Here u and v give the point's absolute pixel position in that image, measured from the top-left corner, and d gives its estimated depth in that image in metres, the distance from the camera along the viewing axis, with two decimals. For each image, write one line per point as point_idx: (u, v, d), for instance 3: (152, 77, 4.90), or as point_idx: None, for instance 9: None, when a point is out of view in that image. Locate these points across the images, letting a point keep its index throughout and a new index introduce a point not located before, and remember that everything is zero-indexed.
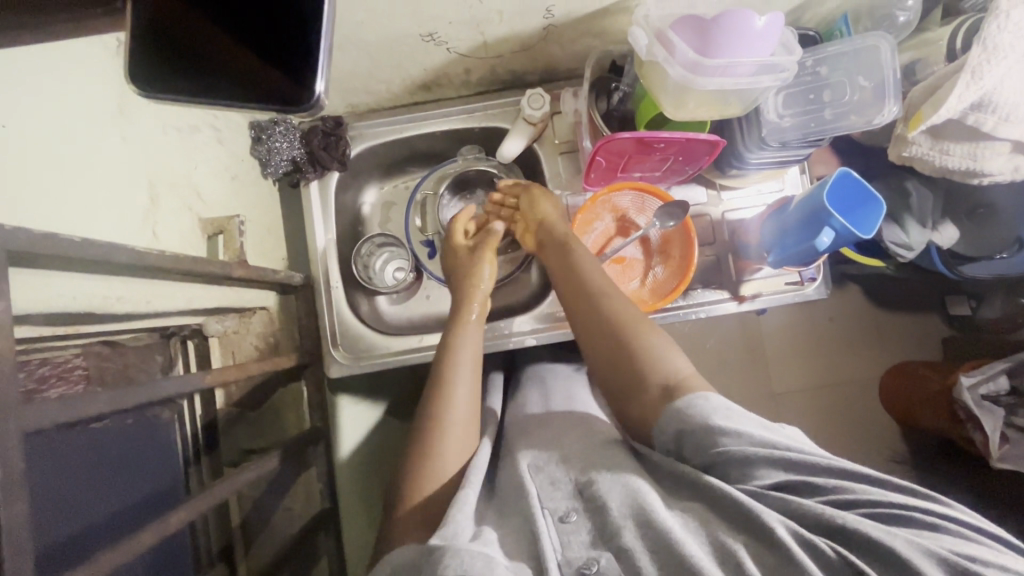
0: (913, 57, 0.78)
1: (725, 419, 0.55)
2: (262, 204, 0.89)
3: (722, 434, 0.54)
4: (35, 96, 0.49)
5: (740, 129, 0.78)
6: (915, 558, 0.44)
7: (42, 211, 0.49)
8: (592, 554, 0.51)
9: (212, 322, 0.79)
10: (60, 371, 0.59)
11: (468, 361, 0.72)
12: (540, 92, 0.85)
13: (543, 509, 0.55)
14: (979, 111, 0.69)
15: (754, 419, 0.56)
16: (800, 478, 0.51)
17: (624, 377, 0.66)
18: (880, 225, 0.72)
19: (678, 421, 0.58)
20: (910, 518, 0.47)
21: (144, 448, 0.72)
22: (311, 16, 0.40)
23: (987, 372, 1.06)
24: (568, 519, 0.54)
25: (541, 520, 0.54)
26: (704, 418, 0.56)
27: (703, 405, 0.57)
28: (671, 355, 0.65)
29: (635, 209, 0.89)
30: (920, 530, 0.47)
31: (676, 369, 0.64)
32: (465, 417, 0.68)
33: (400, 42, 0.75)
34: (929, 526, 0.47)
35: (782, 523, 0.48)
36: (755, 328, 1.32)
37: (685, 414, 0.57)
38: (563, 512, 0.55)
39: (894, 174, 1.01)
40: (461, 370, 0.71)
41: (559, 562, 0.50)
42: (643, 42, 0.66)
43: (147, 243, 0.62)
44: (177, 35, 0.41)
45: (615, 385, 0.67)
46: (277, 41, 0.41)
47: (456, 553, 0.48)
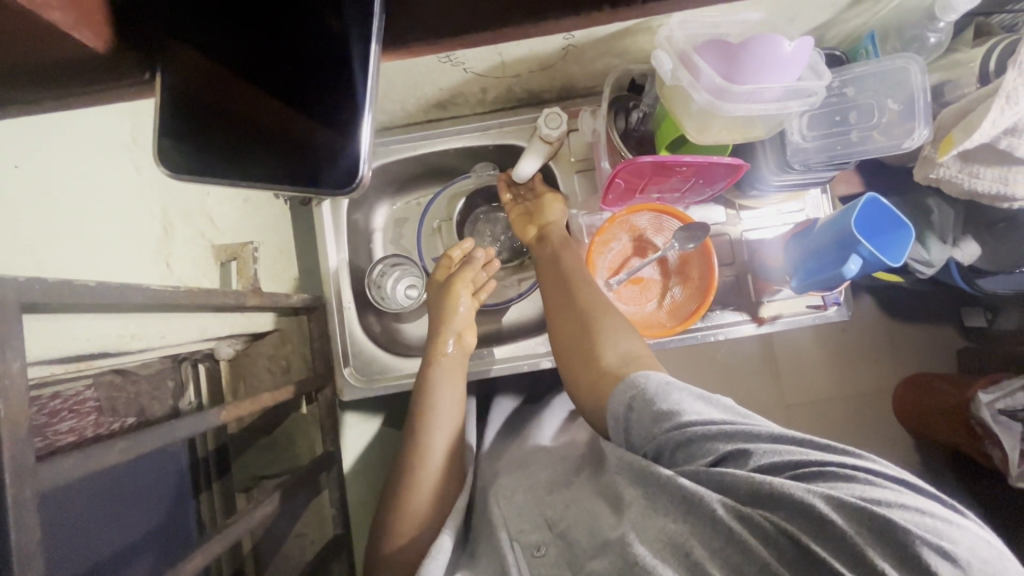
0: (941, 78, 0.75)
1: (665, 396, 0.55)
2: (273, 224, 0.87)
3: (663, 412, 0.54)
4: (48, 140, 0.48)
5: (764, 152, 0.77)
6: (828, 511, 0.42)
7: (55, 251, 0.47)
8: None
9: (223, 346, 0.79)
10: (72, 404, 0.57)
11: (448, 406, 0.74)
12: (556, 112, 0.83)
13: (515, 544, 0.56)
14: (1013, 135, 0.67)
15: (694, 393, 0.56)
16: (734, 446, 0.49)
17: (583, 371, 0.66)
18: (909, 252, 0.70)
19: (624, 406, 0.57)
20: (825, 473, 0.45)
21: (153, 478, 0.70)
22: (351, 84, 0.48)
23: (1006, 387, 1.03)
24: (540, 552, 0.55)
25: (512, 555, 0.55)
26: (648, 400, 0.56)
27: (643, 385, 0.57)
28: (626, 339, 0.66)
29: (652, 229, 0.87)
30: (836, 481, 0.45)
31: (630, 348, 0.65)
32: (440, 448, 0.71)
33: (416, 63, 0.73)
34: (844, 478, 0.45)
35: (717, 500, 0.47)
36: (769, 342, 1.30)
37: (630, 399, 0.57)
38: (535, 545, 0.55)
39: (915, 191, 0.98)
40: (441, 415, 0.73)
41: None
42: (667, 66, 0.64)
43: (160, 275, 0.60)
44: (206, 107, 0.49)
45: (577, 373, 0.67)
46: (307, 93, 0.50)
47: None
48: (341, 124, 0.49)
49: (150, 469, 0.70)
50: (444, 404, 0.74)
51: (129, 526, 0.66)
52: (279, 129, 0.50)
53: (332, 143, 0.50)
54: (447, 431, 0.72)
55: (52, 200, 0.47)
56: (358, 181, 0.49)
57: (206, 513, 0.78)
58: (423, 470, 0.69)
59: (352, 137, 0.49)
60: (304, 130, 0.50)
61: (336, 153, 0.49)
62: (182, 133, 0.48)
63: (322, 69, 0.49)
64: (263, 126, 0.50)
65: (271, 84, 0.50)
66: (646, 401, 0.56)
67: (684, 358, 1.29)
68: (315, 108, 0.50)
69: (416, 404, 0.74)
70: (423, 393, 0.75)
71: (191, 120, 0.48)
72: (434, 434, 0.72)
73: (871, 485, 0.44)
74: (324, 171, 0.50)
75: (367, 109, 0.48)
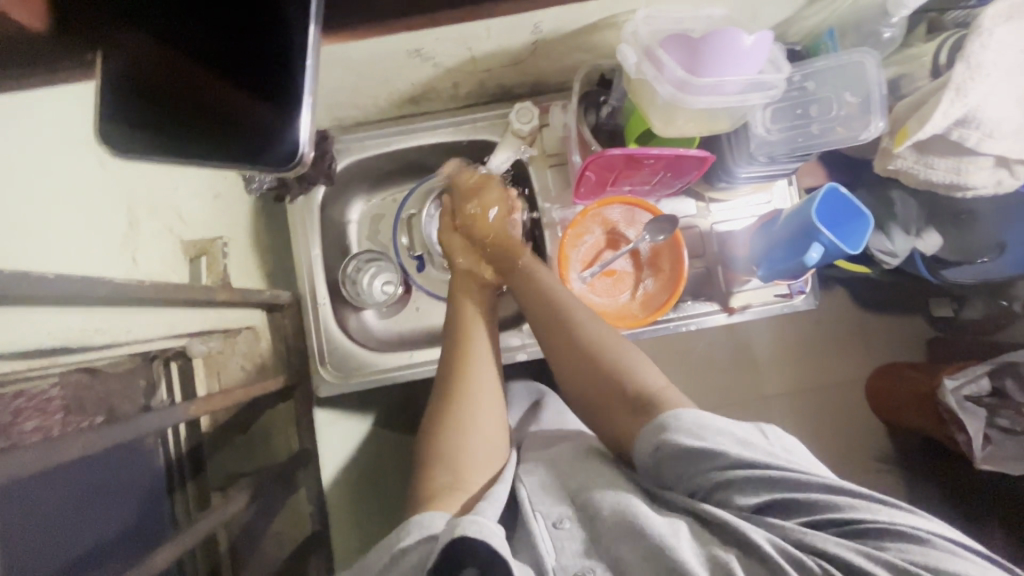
0: (896, 72, 0.78)
1: (697, 444, 0.55)
2: (245, 220, 0.87)
3: (699, 459, 0.54)
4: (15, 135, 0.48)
5: (729, 144, 0.79)
6: None
7: (21, 246, 0.47)
8: (586, 563, 0.53)
9: (195, 343, 0.76)
10: (38, 403, 0.56)
11: (483, 331, 0.76)
12: (528, 106, 0.85)
13: (536, 514, 0.59)
14: (963, 127, 0.69)
15: (735, 434, 0.56)
16: (783, 496, 0.51)
17: (595, 388, 0.68)
18: (866, 242, 0.73)
19: (654, 449, 0.58)
20: (884, 533, 0.48)
21: (124, 477, 0.70)
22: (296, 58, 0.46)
23: (971, 374, 1.06)
24: (562, 525, 0.57)
25: (537, 529, 0.57)
26: (686, 443, 0.55)
27: (676, 425, 0.57)
28: (644, 369, 0.67)
29: (624, 222, 0.88)
30: (897, 543, 0.47)
31: (651, 382, 0.66)
32: (486, 377, 0.71)
33: (385, 58, 0.73)
34: (904, 538, 0.47)
35: (768, 540, 0.49)
36: (742, 333, 1.32)
37: (661, 443, 0.57)
38: (556, 517, 0.58)
39: (879, 183, 1.01)
40: (478, 344, 0.74)
41: (554, 568, 0.53)
42: (633, 60, 0.66)
43: (126, 269, 0.60)
44: (146, 89, 0.47)
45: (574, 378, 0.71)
46: (247, 67, 0.47)
47: (473, 521, 0.51)
48: (285, 105, 0.47)
49: (121, 468, 0.70)
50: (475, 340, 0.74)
51: (98, 526, 0.65)
52: (218, 106, 0.47)
53: (271, 122, 0.47)
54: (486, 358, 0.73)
55: (18, 196, 0.47)
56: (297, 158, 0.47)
57: (182, 509, 0.76)
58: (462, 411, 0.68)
59: (295, 115, 0.47)
60: (244, 109, 0.47)
61: (278, 131, 0.47)
62: (127, 117, 0.47)
63: (270, 47, 0.46)
64: (204, 105, 0.47)
65: (213, 60, 0.47)
66: (671, 451, 0.56)
67: (660, 351, 1.31)
68: (256, 88, 0.47)
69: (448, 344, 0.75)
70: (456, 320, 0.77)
71: (135, 103, 0.47)
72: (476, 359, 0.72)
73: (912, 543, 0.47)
74: (266, 148, 0.47)
75: (307, 94, 0.47)
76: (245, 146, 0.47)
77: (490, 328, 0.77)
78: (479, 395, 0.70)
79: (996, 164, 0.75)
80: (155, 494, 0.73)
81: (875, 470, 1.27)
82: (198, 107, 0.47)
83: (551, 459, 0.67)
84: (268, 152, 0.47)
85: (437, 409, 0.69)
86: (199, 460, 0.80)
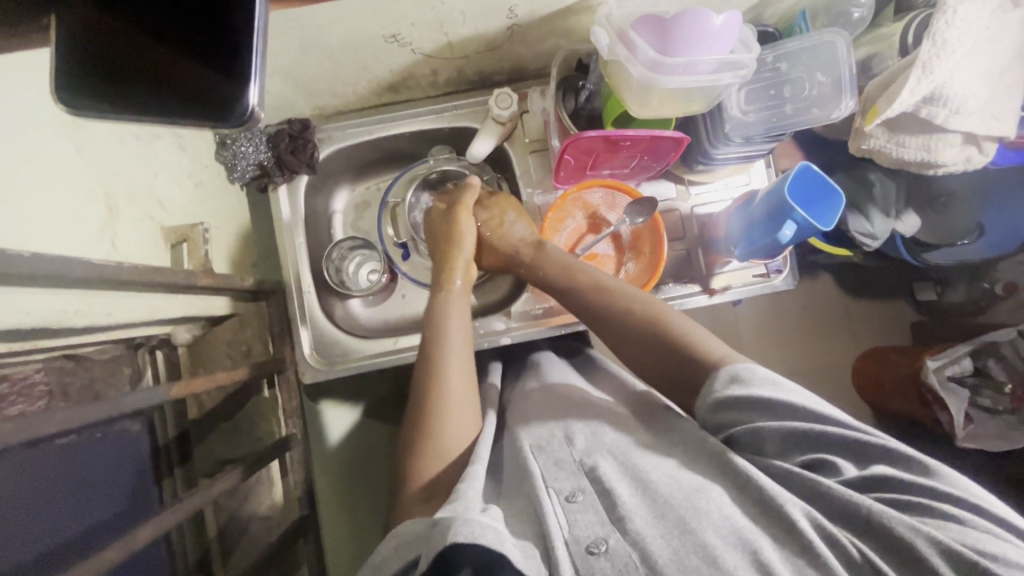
0: (868, 52, 0.81)
1: (766, 397, 0.55)
2: (226, 210, 0.88)
3: (760, 419, 0.55)
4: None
5: (705, 126, 0.80)
6: (930, 553, 0.44)
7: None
8: (601, 533, 0.50)
9: (180, 331, 0.78)
10: (21, 388, 0.58)
11: (460, 334, 0.72)
12: (507, 92, 0.86)
13: (549, 490, 0.55)
14: (931, 104, 0.71)
15: (806, 396, 0.56)
16: (829, 459, 0.52)
17: (662, 360, 0.68)
18: (838, 219, 0.74)
19: (712, 404, 0.59)
20: (931, 510, 0.47)
21: (111, 463, 0.71)
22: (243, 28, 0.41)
23: (953, 354, 1.08)
24: (575, 499, 0.53)
25: (547, 502, 0.53)
26: (747, 394, 0.56)
27: (749, 376, 0.58)
28: (709, 343, 0.65)
29: (605, 206, 0.89)
30: (945, 522, 0.46)
31: (718, 354, 0.64)
32: (460, 387, 0.68)
33: (362, 44, 0.74)
34: (954, 519, 0.46)
35: (804, 513, 0.48)
36: (729, 319, 1.32)
37: (730, 402, 0.57)
38: (569, 492, 0.54)
39: (857, 166, 1.02)
40: (454, 346, 0.71)
41: (566, 540, 0.49)
42: (605, 42, 0.67)
43: (103, 253, 0.60)
44: (101, 50, 0.41)
45: (631, 346, 0.71)
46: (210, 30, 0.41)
47: (465, 521, 0.48)
48: (237, 70, 0.41)
49: (107, 455, 0.71)
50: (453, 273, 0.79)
51: (86, 510, 0.66)
52: (179, 72, 0.42)
53: (223, 87, 0.42)
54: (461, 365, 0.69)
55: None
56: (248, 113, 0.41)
57: (169, 493, 0.77)
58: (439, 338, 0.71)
59: (243, 79, 0.41)
60: (199, 76, 0.42)
61: (227, 97, 0.41)
62: (79, 83, 0.41)
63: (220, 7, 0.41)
64: (164, 70, 0.42)
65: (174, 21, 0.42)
66: (728, 402, 0.57)
67: None
68: (206, 53, 0.42)
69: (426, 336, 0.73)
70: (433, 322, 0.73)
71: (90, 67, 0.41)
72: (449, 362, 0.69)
73: (965, 524, 0.45)
74: (220, 112, 0.42)
75: (254, 55, 0.40)
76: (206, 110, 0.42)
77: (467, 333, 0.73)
78: (454, 402, 0.67)
79: (964, 141, 0.77)
80: (142, 480, 0.74)
81: None
82: (156, 71, 0.42)
83: (565, 432, 0.64)
84: (224, 116, 0.42)
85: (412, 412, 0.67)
86: (185, 446, 0.81)
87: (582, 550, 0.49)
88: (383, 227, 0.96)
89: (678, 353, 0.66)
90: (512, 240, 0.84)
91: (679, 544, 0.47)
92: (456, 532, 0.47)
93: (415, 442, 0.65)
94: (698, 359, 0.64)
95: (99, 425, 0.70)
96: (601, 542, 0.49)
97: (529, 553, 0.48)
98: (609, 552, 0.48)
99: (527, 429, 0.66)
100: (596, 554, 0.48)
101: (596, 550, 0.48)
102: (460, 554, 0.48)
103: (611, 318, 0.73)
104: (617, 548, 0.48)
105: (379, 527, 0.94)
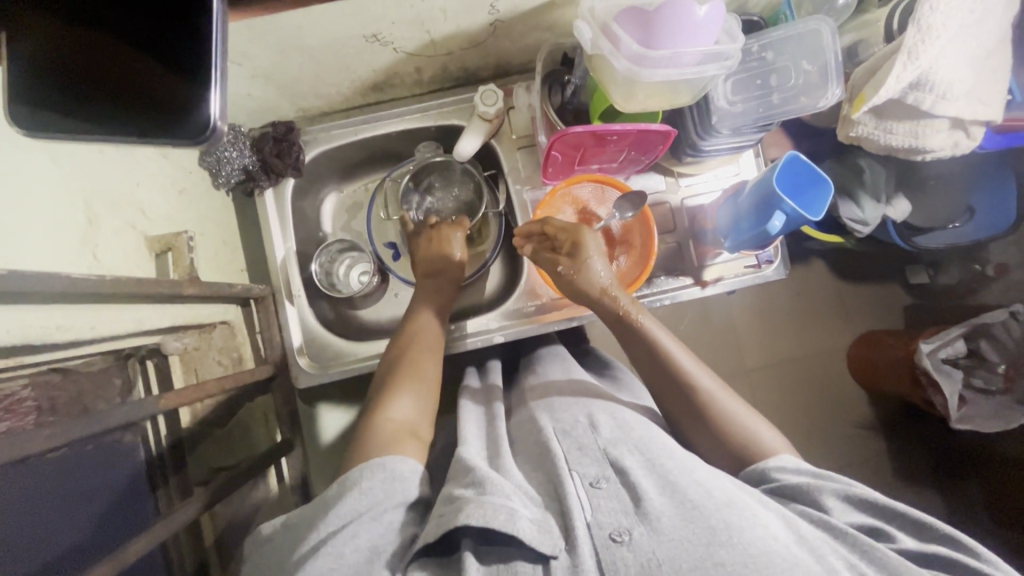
0: (853, 39, 0.81)
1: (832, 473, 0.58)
2: (213, 215, 0.87)
3: (819, 480, 0.57)
4: None
5: (692, 117, 0.79)
6: None
7: None
8: (625, 523, 0.51)
9: (170, 340, 0.76)
10: (8, 404, 0.57)
11: (429, 329, 0.78)
12: (492, 89, 0.85)
13: (573, 473, 0.56)
14: (918, 90, 0.71)
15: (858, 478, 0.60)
16: (881, 528, 0.54)
17: (712, 437, 0.66)
18: (827, 208, 0.74)
19: (772, 467, 0.60)
20: None
21: (104, 474, 0.71)
22: (205, 41, 0.45)
23: (946, 337, 1.08)
24: (600, 485, 0.55)
25: (570, 484, 0.55)
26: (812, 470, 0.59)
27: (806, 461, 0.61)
28: (762, 431, 0.65)
29: (595, 201, 0.89)
30: None
31: (765, 440, 0.64)
32: (433, 369, 0.73)
33: (344, 44, 0.73)
34: None
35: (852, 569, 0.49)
36: (723, 308, 1.32)
37: (789, 470, 0.59)
38: (593, 477, 0.56)
39: (847, 152, 1.02)
40: (425, 335, 0.77)
41: (589, 524, 0.51)
42: (588, 36, 0.66)
43: (87, 265, 0.59)
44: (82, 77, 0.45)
45: (696, 430, 0.67)
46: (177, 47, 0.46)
47: (479, 504, 0.50)
48: (196, 75, 0.45)
49: (99, 466, 0.70)
50: (436, 282, 0.84)
51: (79, 523, 0.65)
52: (148, 89, 0.46)
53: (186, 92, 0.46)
54: (433, 354, 0.75)
55: None
56: (207, 125, 0.45)
57: (165, 502, 0.77)
58: (418, 330, 0.78)
59: (203, 85, 0.45)
60: (159, 79, 0.46)
61: (190, 101, 0.45)
62: (62, 106, 0.45)
63: (178, 23, 0.46)
64: (137, 90, 0.46)
65: (144, 42, 0.46)
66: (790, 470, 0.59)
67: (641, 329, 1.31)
68: (177, 68, 0.46)
69: (400, 334, 0.78)
70: (411, 318, 0.80)
71: (75, 93, 0.45)
72: (423, 354, 0.74)
73: None
74: (178, 120, 0.46)
75: (214, 61, 0.45)
76: (168, 119, 0.46)
77: (438, 330, 0.79)
78: (421, 377, 0.71)
79: (952, 126, 0.77)
80: (137, 491, 0.74)
81: (858, 436, 1.28)
82: (116, 82, 0.46)
83: (587, 416, 0.65)
84: (179, 124, 0.46)
85: (381, 384, 0.71)
86: (179, 455, 0.80)
87: (604, 537, 0.50)
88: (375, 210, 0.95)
89: (734, 441, 0.64)
90: (597, 278, 0.76)
91: (705, 553, 0.47)
92: (468, 515, 0.50)
93: (381, 394, 0.69)
94: (746, 443, 0.64)
95: (92, 437, 0.70)
96: (625, 531, 0.50)
97: (545, 529, 0.51)
98: (633, 543, 0.49)
99: (529, 424, 0.67)
100: (619, 541, 0.49)
101: (620, 538, 0.50)
102: (459, 531, 0.52)
103: (686, 393, 0.68)
104: (640, 540, 0.49)
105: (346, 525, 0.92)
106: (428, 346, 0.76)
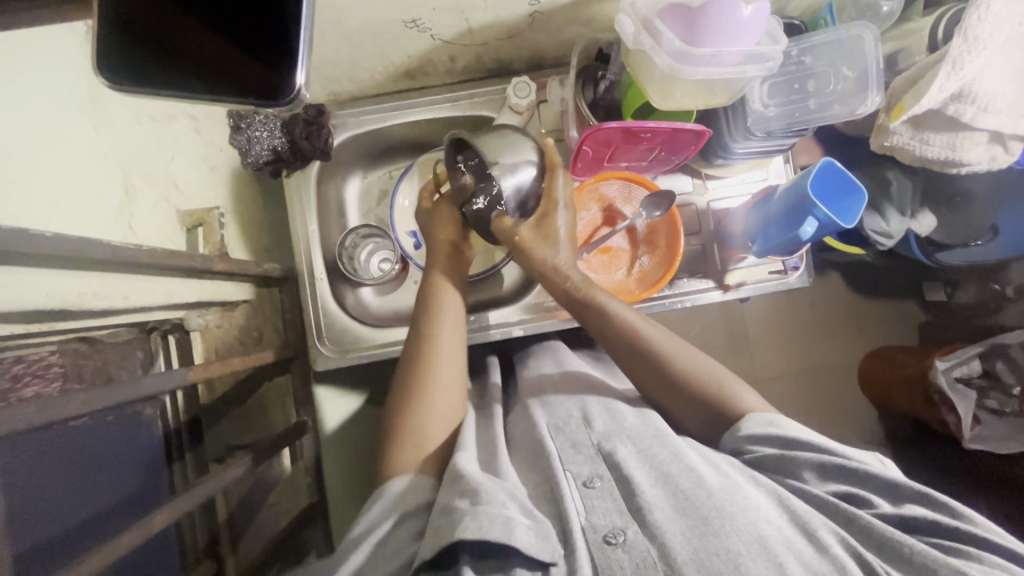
0: (894, 47, 0.81)
1: (808, 440, 0.57)
2: (239, 194, 0.87)
3: (795, 450, 0.56)
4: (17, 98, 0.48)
5: (726, 118, 0.78)
6: None
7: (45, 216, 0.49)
8: (619, 524, 0.50)
9: (192, 316, 0.78)
10: (36, 368, 0.59)
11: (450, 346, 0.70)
12: (525, 81, 0.85)
13: (566, 472, 0.56)
14: (958, 102, 0.70)
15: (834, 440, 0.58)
16: (861, 492, 0.53)
17: (685, 401, 0.66)
18: (860, 216, 0.73)
19: (744, 437, 0.59)
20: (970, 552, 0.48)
21: (124, 447, 0.72)
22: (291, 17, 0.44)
23: (964, 355, 1.06)
24: (592, 485, 0.54)
25: (564, 483, 0.54)
26: (783, 437, 0.58)
27: (781, 425, 0.59)
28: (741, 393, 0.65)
29: (621, 198, 0.88)
30: (990, 566, 0.47)
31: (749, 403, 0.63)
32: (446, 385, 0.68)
33: (382, 30, 0.73)
34: (999, 565, 0.47)
35: (837, 539, 0.49)
36: (738, 316, 1.31)
37: (761, 439, 0.58)
38: (586, 477, 0.55)
39: (874, 163, 1.01)
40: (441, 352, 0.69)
41: (582, 526, 0.51)
42: (630, 31, 0.65)
43: (123, 235, 0.60)
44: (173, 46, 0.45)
45: (673, 398, 0.67)
46: (263, 30, 0.45)
47: (476, 516, 0.49)
48: (280, 57, 0.45)
49: (120, 439, 0.71)
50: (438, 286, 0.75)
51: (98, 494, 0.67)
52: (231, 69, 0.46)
53: (266, 76, 0.45)
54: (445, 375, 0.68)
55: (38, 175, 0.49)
56: (294, 91, 0.45)
57: (181, 478, 0.77)
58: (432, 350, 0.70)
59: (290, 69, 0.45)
60: (242, 64, 0.46)
61: (273, 81, 0.45)
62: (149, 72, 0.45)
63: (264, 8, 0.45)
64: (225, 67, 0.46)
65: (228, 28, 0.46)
66: (763, 440, 0.58)
67: None
68: (262, 52, 0.45)
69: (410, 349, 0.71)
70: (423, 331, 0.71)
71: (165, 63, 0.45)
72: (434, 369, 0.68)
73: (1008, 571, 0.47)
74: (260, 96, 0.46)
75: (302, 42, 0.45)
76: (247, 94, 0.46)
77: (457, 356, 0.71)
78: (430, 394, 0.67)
79: (990, 140, 0.76)
80: (153, 465, 0.74)
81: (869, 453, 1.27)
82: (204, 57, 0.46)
83: (582, 412, 0.64)
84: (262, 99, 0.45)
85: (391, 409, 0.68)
86: (196, 431, 0.81)
87: (599, 540, 0.49)
88: (399, 195, 0.94)
89: (710, 401, 0.65)
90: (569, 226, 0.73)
91: (699, 543, 0.47)
92: (465, 529, 0.48)
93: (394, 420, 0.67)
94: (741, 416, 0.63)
95: (112, 408, 0.70)
96: (619, 532, 0.50)
97: (541, 534, 0.49)
98: (627, 544, 0.49)
99: (543, 406, 0.68)
100: (613, 543, 0.49)
101: (614, 540, 0.49)
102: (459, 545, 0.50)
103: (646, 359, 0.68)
104: (635, 540, 0.49)
105: (349, 503, 0.90)
106: (451, 329, 0.71)
